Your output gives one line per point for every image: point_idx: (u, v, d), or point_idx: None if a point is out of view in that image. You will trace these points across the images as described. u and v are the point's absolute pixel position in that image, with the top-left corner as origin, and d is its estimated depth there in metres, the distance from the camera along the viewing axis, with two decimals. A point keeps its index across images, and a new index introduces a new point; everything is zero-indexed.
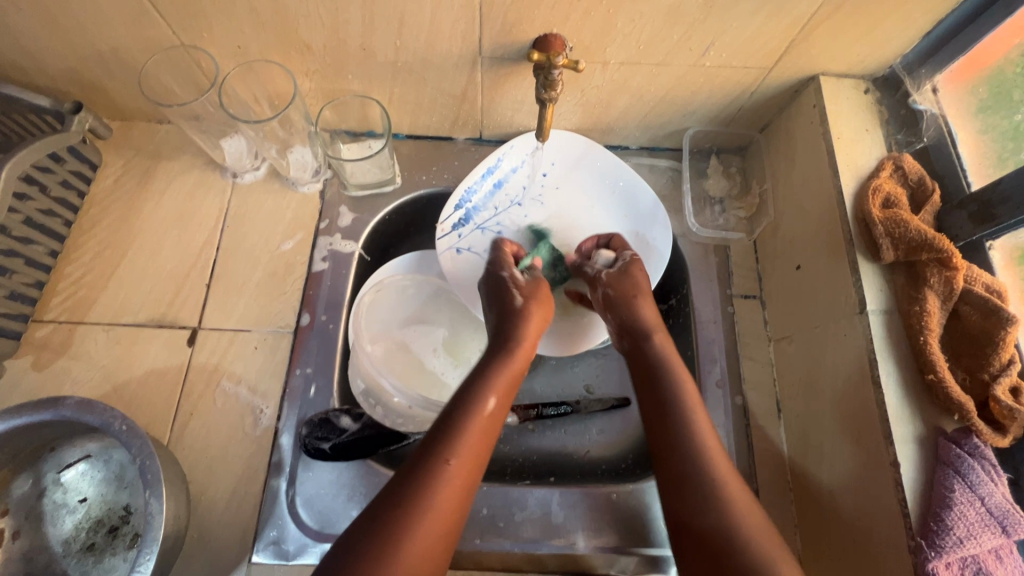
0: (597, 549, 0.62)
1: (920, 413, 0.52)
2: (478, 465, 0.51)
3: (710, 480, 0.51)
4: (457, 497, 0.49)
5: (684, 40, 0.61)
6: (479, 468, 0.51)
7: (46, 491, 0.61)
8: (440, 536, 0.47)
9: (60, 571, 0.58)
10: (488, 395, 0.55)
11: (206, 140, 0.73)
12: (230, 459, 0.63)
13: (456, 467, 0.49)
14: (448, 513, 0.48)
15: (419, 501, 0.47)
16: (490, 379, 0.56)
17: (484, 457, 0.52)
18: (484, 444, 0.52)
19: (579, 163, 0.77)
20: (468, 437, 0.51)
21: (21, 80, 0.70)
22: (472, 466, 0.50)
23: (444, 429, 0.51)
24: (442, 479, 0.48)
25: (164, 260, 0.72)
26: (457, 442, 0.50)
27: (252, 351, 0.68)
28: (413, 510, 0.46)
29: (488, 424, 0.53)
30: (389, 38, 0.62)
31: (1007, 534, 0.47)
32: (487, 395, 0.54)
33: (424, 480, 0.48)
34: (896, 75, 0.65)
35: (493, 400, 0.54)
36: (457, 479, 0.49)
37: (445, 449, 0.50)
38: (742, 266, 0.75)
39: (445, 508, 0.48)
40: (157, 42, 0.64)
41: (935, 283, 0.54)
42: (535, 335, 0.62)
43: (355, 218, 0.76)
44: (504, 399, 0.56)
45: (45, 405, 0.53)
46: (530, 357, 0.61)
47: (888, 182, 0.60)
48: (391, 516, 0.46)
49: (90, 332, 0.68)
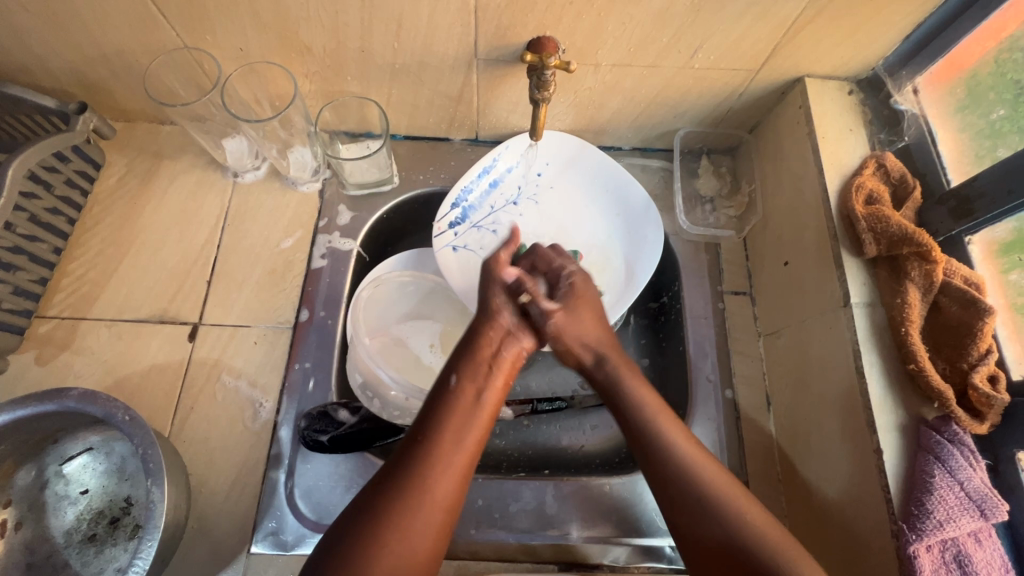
0: (589, 540, 0.64)
1: (902, 401, 0.54)
2: (458, 442, 0.52)
3: (707, 486, 0.52)
4: (437, 473, 0.50)
5: (673, 42, 0.63)
6: (458, 444, 0.52)
7: (48, 483, 0.62)
8: (431, 516, 0.49)
9: (62, 561, 0.59)
10: (448, 373, 0.57)
11: (208, 140, 0.75)
12: (230, 451, 0.65)
13: (427, 443, 0.52)
14: (433, 491, 0.50)
15: (395, 479, 0.49)
16: (453, 361, 0.59)
17: (465, 433, 0.53)
18: (457, 420, 0.54)
19: (573, 162, 0.79)
20: (436, 416, 0.54)
21: (27, 82, 0.71)
22: (448, 443, 0.52)
23: (419, 417, 0.55)
24: (415, 458, 0.51)
25: (166, 257, 0.73)
26: (425, 421, 0.54)
27: (252, 345, 0.70)
28: (391, 488, 0.49)
29: (456, 401, 0.55)
30: (387, 41, 0.64)
31: (986, 518, 0.48)
32: (447, 374, 0.57)
33: (400, 461, 0.51)
34: (879, 77, 0.68)
35: (453, 377, 0.57)
36: (434, 458, 0.51)
37: (416, 430, 0.53)
38: (732, 263, 0.77)
39: (427, 485, 0.49)
40: (161, 44, 0.65)
41: (916, 276, 0.55)
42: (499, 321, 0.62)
43: (353, 217, 0.77)
44: (473, 375, 0.57)
45: (50, 396, 0.55)
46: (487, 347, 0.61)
47: (870, 179, 0.62)
48: (371, 496, 0.49)
49: (92, 328, 0.69)
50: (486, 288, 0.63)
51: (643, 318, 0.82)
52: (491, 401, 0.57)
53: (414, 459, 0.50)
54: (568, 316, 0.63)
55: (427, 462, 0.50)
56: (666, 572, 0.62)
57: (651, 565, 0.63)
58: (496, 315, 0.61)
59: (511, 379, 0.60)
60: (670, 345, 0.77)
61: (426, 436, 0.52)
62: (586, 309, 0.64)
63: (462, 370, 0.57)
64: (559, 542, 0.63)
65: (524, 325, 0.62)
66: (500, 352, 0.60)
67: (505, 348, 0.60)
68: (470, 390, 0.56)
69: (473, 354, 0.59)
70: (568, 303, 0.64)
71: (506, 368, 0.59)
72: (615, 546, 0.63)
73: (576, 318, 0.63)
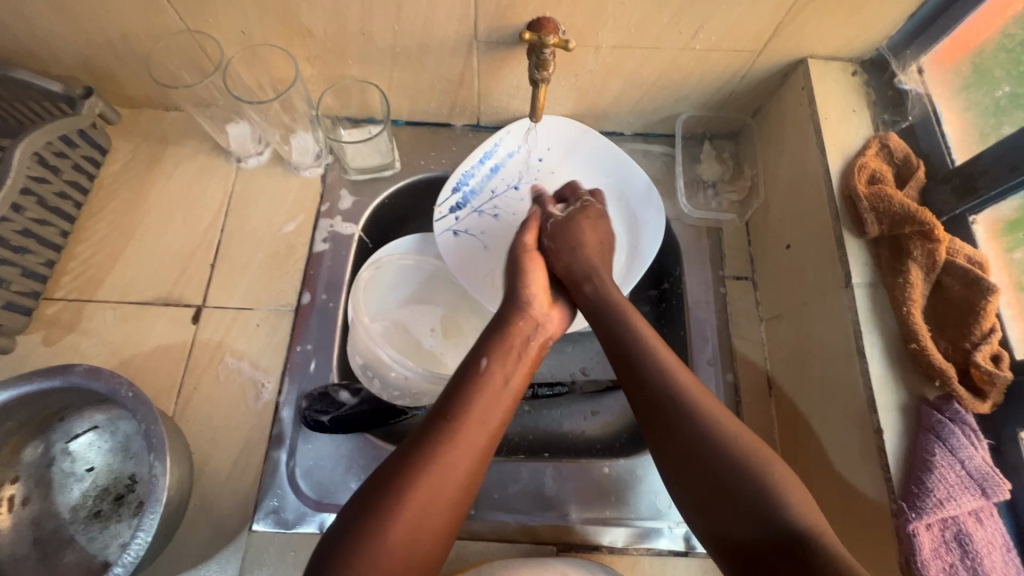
0: (588, 521, 0.64)
1: (903, 381, 0.53)
2: (484, 424, 0.52)
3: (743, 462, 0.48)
4: (463, 451, 0.50)
5: (674, 23, 0.62)
6: (483, 424, 0.52)
7: (55, 460, 0.63)
8: (454, 490, 0.49)
9: (68, 536, 0.60)
10: (479, 355, 0.57)
11: (212, 125, 0.75)
12: (233, 430, 0.65)
13: (455, 419, 0.51)
14: (457, 465, 0.49)
15: (423, 452, 0.49)
16: (482, 343, 0.59)
17: (491, 415, 0.53)
18: (486, 401, 0.53)
19: (576, 147, 0.78)
20: (466, 395, 0.53)
21: (35, 67, 0.72)
22: (475, 422, 0.52)
23: (446, 394, 0.54)
24: (444, 431, 0.50)
25: (171, 241, 0.74)
26: (456, 399, 0.53)
27: (254, 327, 0.70)
28: (419, 460, 0.48)
29: (487, 382, 0.55)
30: (388, 24, 0.64)
31: (986, 496, 0.48)
32: (479, 355, 0.57)
33: (429, 435, 0.50)
34: (883, 58, 0.67)
35: (484, 359, 0.56)
36: (461, 434, 0.51)
37: (446, 407, 0.53)
38: (734, 248, 0.76)
39: (452, 462, 0.49)
40: (164, 28, 0.66)
41: (918, 255, 0.54)
42: (538, 308, 0.63)
43: (355, 201, 0.78)
44: (504, 359, 0.57)
45: (55, 372, 0.56)
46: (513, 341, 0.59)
47: (873, 159, 0.61)
48: (399, 465, 0.48)
49: (98, 309, 0.70)
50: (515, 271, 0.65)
51: (644, 305, 0.81)
52: (518, 386, 0.57)
53: (441, 434, 0.50)
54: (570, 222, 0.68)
55: (455, 441, 0.50)
56: (665, 555, 0.62)
57: (651, 547, 0.62)
58: (529, 305, 0.62)
59: (533, 369, 0.61)
60: (671, 330, 0.76)
61: (454, 412, 0.52)
62: (590, 224, 0.68)
63: (494, 353, 0.57)
64: (558, 523, 0.63)
65: (552, 316, 0.63)
66: (529, 340, 0.60)
67: (534, 336, 0.61)
68: (500, 375, 0.56)
69: (505, 339, 0.59)
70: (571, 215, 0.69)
71: (532, 358, 0.60)
72: (614, 527, 0.63)
73: (580, 233, 0.67)
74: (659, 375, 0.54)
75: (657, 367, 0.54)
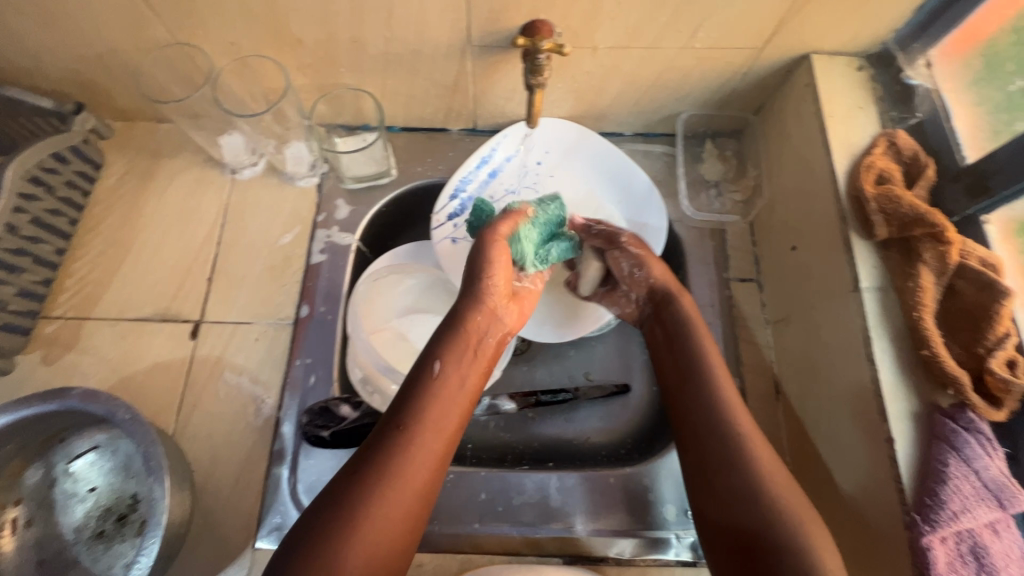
0: (595, 532, 0.63)
1: (915, 388, 0.52)
2: (439, 430, 0.52)
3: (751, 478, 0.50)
4: (417, 462, 0.50)
5: (672, 22, 0.61)
6: (435, 429, 0.52)
7: (57, 481, 0.62)
8: (408, 502, 0.48)
9: (73, 557, 0.60)
10: (433, 359, 0.56)
11: (205, 137, 0.74)
12: (234, 447, 0.65)
13: (409, 430, 0.51)
14: (412, 475, 0.49)
15: (376, 468, 0.48)
16: (434, 345, 0.58)
17: (447, 420, 0.53)
18: (439, 408, 0.53)
19: (574, 149, 0.77)
20: (418, 403, 0.53)
21: (24, 83, 0.72)
22: (430, 429, 0.52)
23: (398, 400, 0.53)
24: (397, 443, 0.50)
25: (167, 256, 0.74)
26: (407, 407, 0.52)
27: (253, 342, 0.70)
28: (371, 475, 0.48)
29: (440, 386, 0.54)
30: (379, 31, 0.62)
31: (1003, 508, 0.47)
32: (432, 360, 0.56)
33: (382, 449, 0.50)
34: (890, 51, 0.65)
35: (438, 364, 0.56)
36: (415, 444, 0.50)
37: (397, 415, 0.52)
38: (739, 249, 0.75)
39: (405, 472, 0.49)
40: (152, 41, 0.65)
41: (929, 258, 0.53)
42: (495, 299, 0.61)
43: (352, 211, 0.76)
44: (457, 361, 0.57)
45: (52, 396, 0.55)
46: (482, 348, 0.59)
47: (881, 158, 0.60)
48: (349, 482, 0.48)
49: (96, 327, 0.70)
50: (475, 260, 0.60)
51: None
52: (473, 386, 0.57)
53: (395, 446, 0.50)
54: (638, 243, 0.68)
55: (407, 451, 0.50)
56: (673, 565, 0.61)
57: (659, 558, 0.61)
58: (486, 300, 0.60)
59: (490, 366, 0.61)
60: None
61: (407, 421, 0.51)
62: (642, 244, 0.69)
63: (447, 356, 0.56)
64: (563, 535, 0.63)
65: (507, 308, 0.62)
66: (484, 338, 0.60)
67: (489, 333, 0.60)
68: (454, 377, 0.56)
69: (459, 339, 0.58)
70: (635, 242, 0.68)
71: (487, 355, 0.60)
72: (621, 538, 0.62)
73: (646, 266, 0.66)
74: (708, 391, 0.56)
75: (705, 376, 0.57)
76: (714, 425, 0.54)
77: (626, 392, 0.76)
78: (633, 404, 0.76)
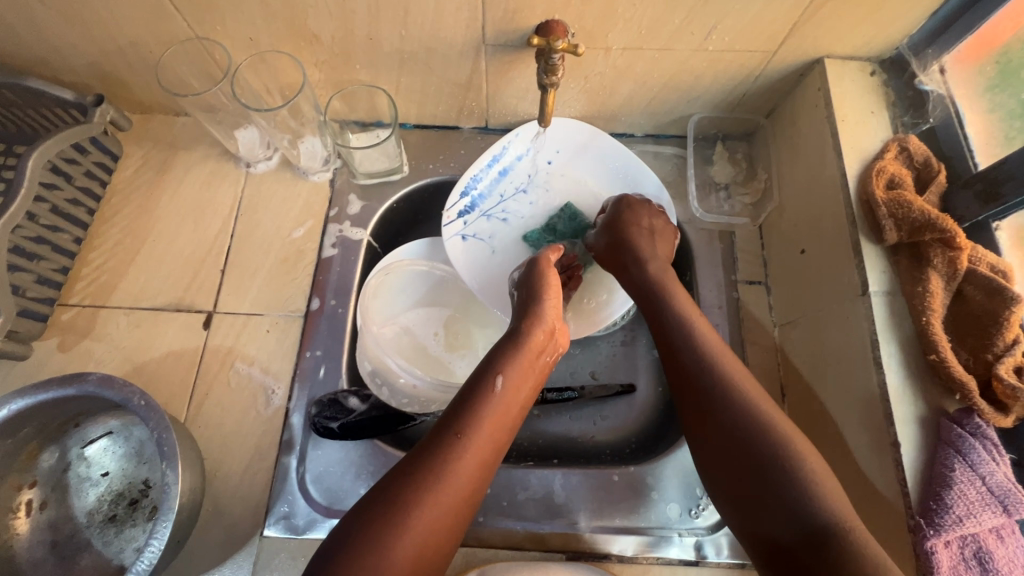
0: (598, 529, 0.63)
1: (921, 393, 0.52)
2: (493, 441, 0.52)
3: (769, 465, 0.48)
4: (470, 472, 0.49)
5: (687, 23, 0.61)
6: (490, 443, 0.52)
7: (71, 465, 0.64)
8: (455, 508, 0.48)
9: (85, 540, 0.61)
10: (496, 372, 0.55)
11: (221, 130, 0.75)
12: (244, 435, 0.66)
13: (466, 438, 0.50)
14: (464, 483, 0.49)
15: (431, 472, 0.48)
16: (496, 359, 0.57)
17: (501, 435, 0.53)
18: (495, 420, 0.53)
19: (585, 149, 0.77)
20: (476, 414, 0.52)
21: (46, 75, 0.73)
22: (485, 440, 0.51)
23: (457, 407, 0.53)
24: (454, 449, 0.49)
25: (181, 247, 0.75)
26: (467, 414, 0.52)
27: (264, 333, 0.71)
28: (426, 482, 0.47)
29: (499, 402, 0.54)
30: (395, 28, 0.63)
31: (1008, 514, 0.47)
32: (495, 372, 0.55)
33: (438, 452, 0.49)
34: (903, 57, 0.65)
35: (500, 377, 0.55)
36: (470, 454, 0.50)
37: (456, 422, 0.51)
38: (747, 252, 0.75)
39: (456, 482, 0.48)
40: (172, 34, 0.66)
41: (938, 264, 0.53)
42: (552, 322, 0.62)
43: (364, 206, 0.77)
44: (516, 375, 0.56)
45: (69, 380, 0.56)
46: (543, 375, 0.60)
47: (892, 163, 0.60)
48: (403, 484, 0.47)
49: (112, 315, 0.71)
50: (534, 287, 0.63)
51: None
52: (522, 408, 0.56)
53: (451, 451, 0.49)
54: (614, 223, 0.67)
55: (464, 460, 0.49)
56: (676, 564, 0.61)
57: (660, 556, 0.62)
58: (545, 319, 0.61)
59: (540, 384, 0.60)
60: None
61: (466, 429, 0.51)
62: (634, 207, 0.68)
63: (509, 370, 0.56)
64: (567, 532, 0.63)
65: (561, 330, 0.63)
66: (540, 355, 0.60)
67: (545, 353, 0.60)
68: (510, 395, 0.55)
69: (519, 354, 0.58)
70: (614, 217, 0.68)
71: (538, 376, 0.59)
72: (624, 536, 0.62)
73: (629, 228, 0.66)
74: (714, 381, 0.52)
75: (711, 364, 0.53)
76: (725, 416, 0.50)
77: (632, 392, 0.77)
78: (638, 403, 0.76)
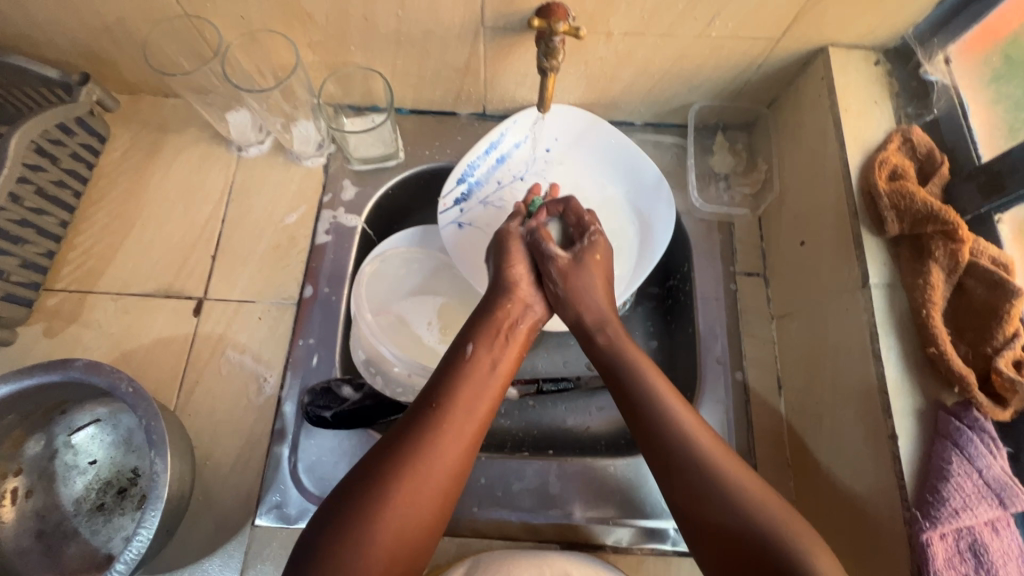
0: (592, 520, 0.63)
1: (920, 386, 0.52)
2: (472, 409, 0.52)
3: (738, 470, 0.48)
4: (450, 439, 0.49)
5: (689, 9, 0.60)
6: (469, 413, 0.51)
7: (57, 453, 0.63)
8: (439, 479, 0.48)
9: (72, 529, 0.60)
10: (466, 342, 0.57)
11: (212, 112, 0.74)
12: (234, 425, 0.65)
13: (442, 406, 0.51)
14: (444, 451, 0.49)
15: (408, 444, 0.48)
16: (468, 330, 0.59)
17: (482, 406, 0.53)
18: (472, 387, 0.53)
19: (585, 137, 0.76)
20: (451, 382, 0.53)
21: (29, 52, 0.71)
22: (463, 408, 0.51)
23: (433, 380, 0.54)
24: (430, 417, 0.50)
25: (171, 232, 0.73)
26: (442, 384, 0.52)
27: (256, 321, 0.69)
28: (403, 451, 0.48)
29: (473, 369, 0.54)
30: (391, 9, 0.61)
31: (1004, 506, 0.47)
32: (465, 342, 0.56)
33: (414, 423, 0.50)
34: (908, 46, 0.64)
35: (470, 345, 0.56)
36: (447, 422, 0.50)
37: (431, 394, 0.52)
38: (746, 243, 0.74)
39: (436, 451, 0.48)
40: (160, 12, 0.64)
41: (940, 256, 0.53)
42: (524, 292, 0.62)
43: (358, 192, 0.76)
44: (488, 343, 0.57)
45: (54, 366, 0.55)
46: (525, 346, 0.60)
47: (895, 155, 0.59)
48: (382, 458, 0.47)
49: (100, 301, 0.69)
50: (503, 257, 0.64)
51: (649, 301, 0.80)
52: (504, 373, 0.56)
53: (428, 420, 0.50)
54: (576, 265, 0.63)
55: (441, 428, 0.49)
56: (670, 555, 0.61)
57: (655, 547, 0.62)
58: (514, 286, 0.62)
59: (522, 354, 0.61)
60: (679, 326, 0.75)
61: (441, 398, 0.52)
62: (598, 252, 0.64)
63: (479, 340, 0.57)
64: (561, 522, 0.63)
65: (540, 296, 0.64)
66: (516, 323, 0.60)
67: (522, 320, 0.61)
68: (485, 360, 0.55)
69: (489, 323, 0.59)
70: (578, 255, 0.63)
71: (517, 343, 0.59)
72: (618, 527, 0.62)
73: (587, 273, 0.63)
74: (647, 403, 0.54)
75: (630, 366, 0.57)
76: (674, 424, 0.52)
77: None
78: None
